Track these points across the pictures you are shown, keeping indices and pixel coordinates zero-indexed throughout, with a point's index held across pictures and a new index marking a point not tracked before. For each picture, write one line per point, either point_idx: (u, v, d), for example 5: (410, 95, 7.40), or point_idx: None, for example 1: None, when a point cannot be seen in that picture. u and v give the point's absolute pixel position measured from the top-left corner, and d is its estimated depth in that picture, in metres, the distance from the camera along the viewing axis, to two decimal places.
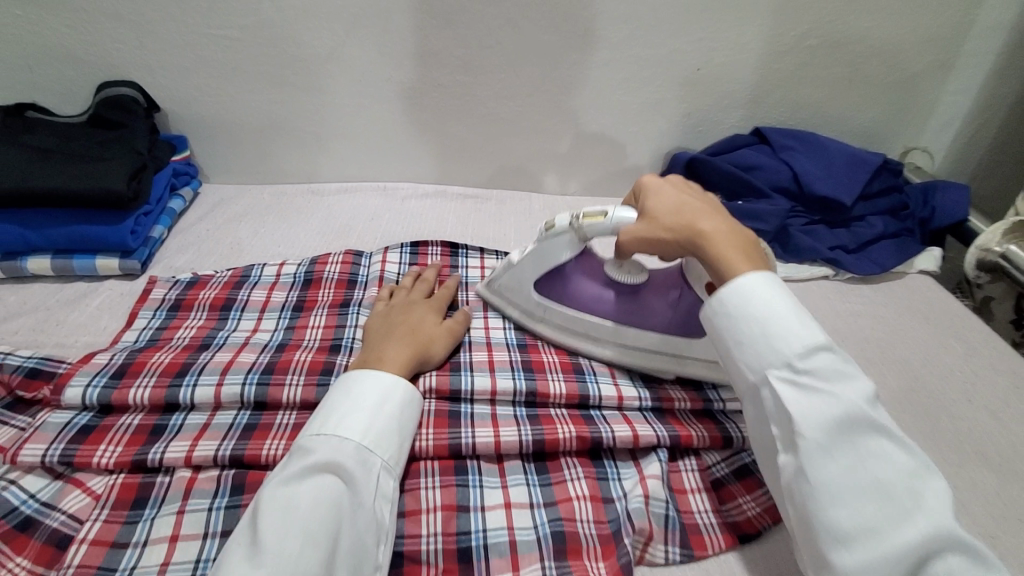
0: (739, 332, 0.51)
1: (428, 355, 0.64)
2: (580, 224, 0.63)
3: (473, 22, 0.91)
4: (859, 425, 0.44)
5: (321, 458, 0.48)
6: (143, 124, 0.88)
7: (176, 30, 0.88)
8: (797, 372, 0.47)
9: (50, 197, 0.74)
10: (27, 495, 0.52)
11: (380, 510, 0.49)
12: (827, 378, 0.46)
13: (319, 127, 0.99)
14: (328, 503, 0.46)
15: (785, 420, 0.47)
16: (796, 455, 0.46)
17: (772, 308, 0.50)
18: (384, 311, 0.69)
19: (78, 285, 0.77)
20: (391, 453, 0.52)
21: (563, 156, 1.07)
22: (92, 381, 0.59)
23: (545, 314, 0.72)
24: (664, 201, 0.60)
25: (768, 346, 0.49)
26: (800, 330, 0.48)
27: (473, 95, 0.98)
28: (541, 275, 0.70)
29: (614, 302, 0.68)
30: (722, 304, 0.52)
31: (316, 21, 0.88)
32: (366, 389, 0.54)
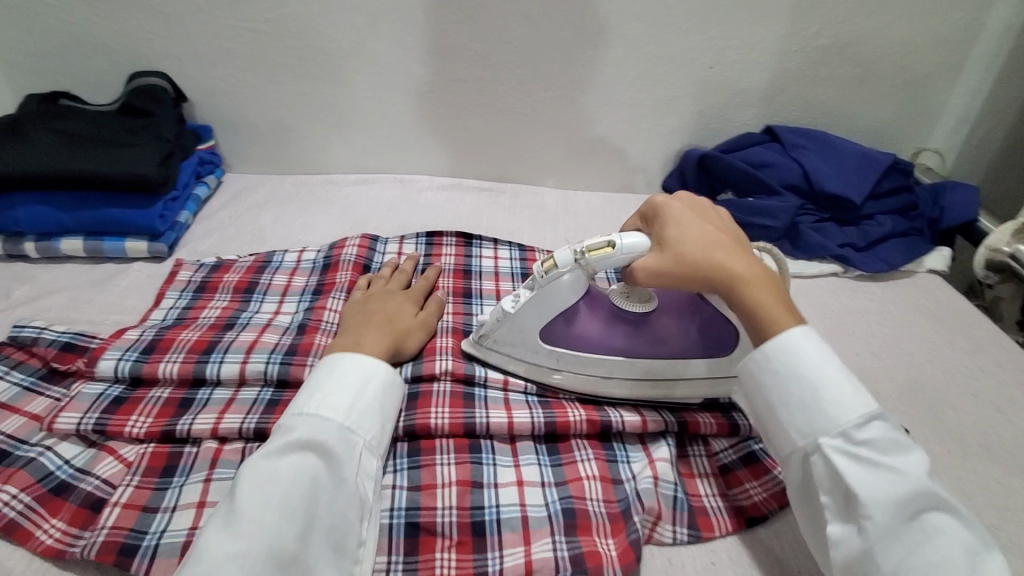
0: (791, 397, 0.51)
1: (404, 346, 0.66)
2: (588, 258, 0.59)
3: (491, 18, 0.93)
4: (920, 501, 0.45)
5: (303, 436, 0.48)
6: (171, 113, 0.91)
7: (204, 23, 0.90)
8: (853, 442, 0.48)
9: (84, 181, 0.77)
10: (62, 461, 0.54)
11: (364, 488, 0.50)
12: (884, 450, 0.48)
13: (339, 119, 1.01)
14: (309, 478, 0.46)
15: (844, 490, 0.47)
16: (857, 528, 0.46)
17: (826, 377, 0.51)
18: (360, 300, 0.70)
19: (108, 266, 0.79)
20: (373, 434, 0.53)
21: (577, 151, 1.08)
22: (123, 355, 0.61)
23: (556, 362, 0.65)
24: (694, 232, 0.59)
25: (823, 414, 0.50)
26: (852, 397, 0.50)
27: (490, 89, 1.00)
28: (546, 321, 0.64)
29: (631, 335, 0.64)
30: (774, 369, 0.53)
31: (339, 15, 0.91)
32: (348, 371, 0.55)
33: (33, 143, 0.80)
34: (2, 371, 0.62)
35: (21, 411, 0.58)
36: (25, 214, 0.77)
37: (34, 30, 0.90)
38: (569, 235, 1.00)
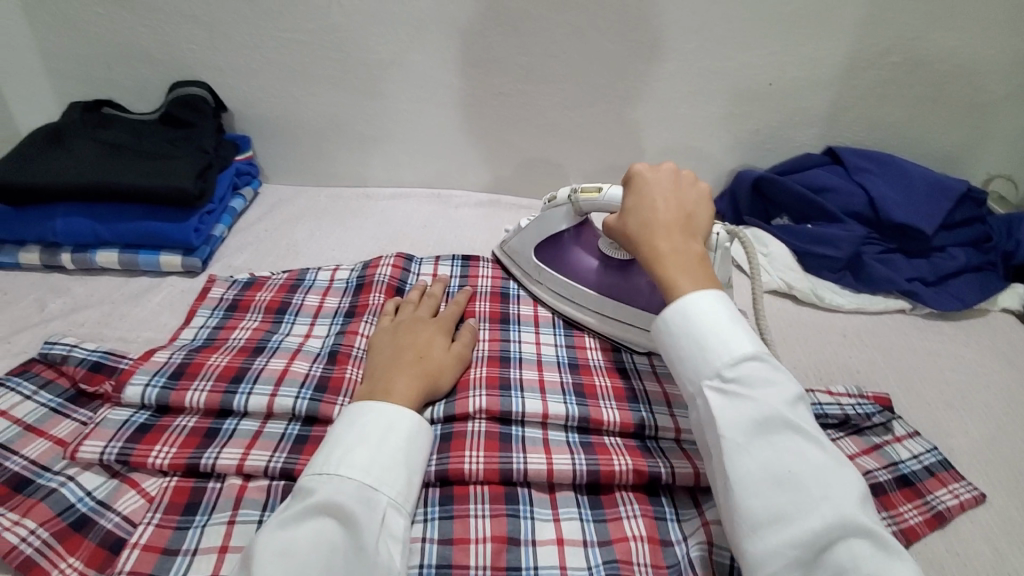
0: (678, 344, 0.52)
1: (436, 387, 0.61)
2: (577, 197, 0.73)
3: (538, 31, 0.89)
4: (775, 426, 0.45)
5: (321, 498, 0.45)
6: (211, 123, 0.90)
7: (246, 33, 0.89)
8: (725, 379, 0.48)
9: (121, 193, 0.76)
10: (83, 492, 0.52)
11: (389, 555, 0.45)
12: (751, 385, 0.46)
13: (376, 131, 0.99)
14: (326, 546, 0.43)
15: (710, 422, 0.47)
16: (716, 455, 0.46)
17: (703, 317, 0.51)
18: (390, 330, 0.66)
19: (143, 280, 0.78)
20: (398, 490, 0.48)
21: (622, 169, 1.03)
22: (151, 381, 0.59)
23: (540, 280, 0.79)
24: (636, 206, 0.62)
25: (702, 356, 0.49)
26: (731, 338, 0.49)
27: (534, 104, 0.96)
28: (543, 240, 0.79)
29: (601, 273, 0.75)
30: (664, 317, 0.53)
31: (382, 26, 0.88)
32: (369, 421, 0.51)
33: (74, 153, 0.79)
34: (30, 391, 0.60)
35: (46, 435, 0.56)
36: (63, 225, 0.76)
37: (77, 38, 0.89)
38: None
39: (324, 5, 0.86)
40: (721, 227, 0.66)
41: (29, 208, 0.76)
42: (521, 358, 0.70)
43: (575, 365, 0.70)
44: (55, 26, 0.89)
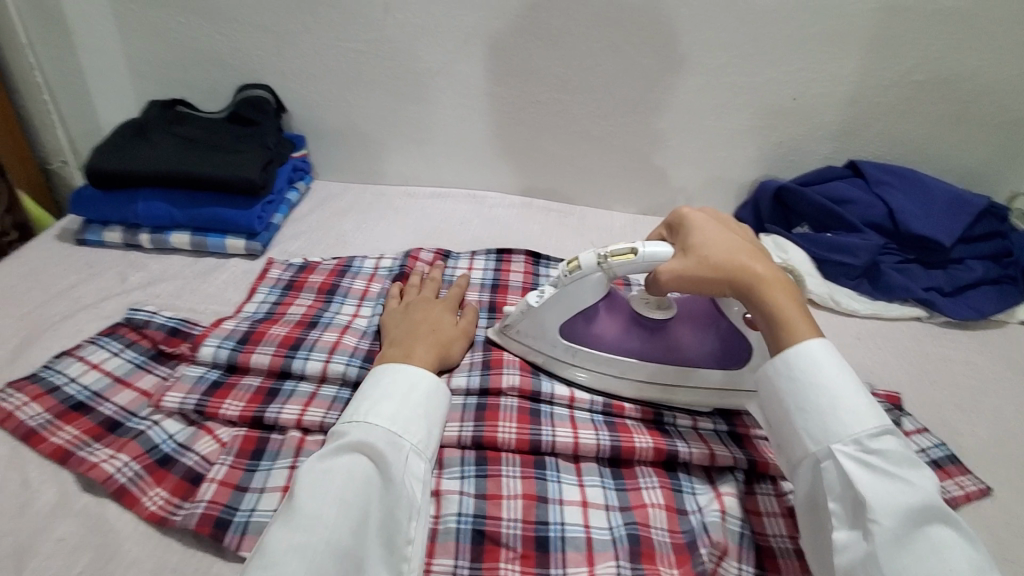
0: (806, 401, 0.53)
1: (448, 355, 0.68)
2: (610, 263, 0.62)
3: (576, 44, 0.96)
4: (927, 515, 0.46)
5: (353, 438, 0.51)
6: (273, 123, 0.98)
7: (309, 41, 0.97)
8: (867, 451, 0.49)
9: (196, 182, 0.84)
10: (166, 435, 0.59)
11: (412, 491, 0.51)
12: (895, 463, 0.48)
13: (421, 134, 1.06)
14: (358, 476, 0.49)
15: (854, 497, 0.48)
16: (867, 539, 0.46)
17: (838, 383, 0.52)
18: (401, 309, 0.73)
19: (209, 260, 0.86)
20: (421, 438, 0.54)
21: (650, 175, 1.09)
22: (222, 343, 0.67)
23: (573, 358, 0.68)
24: (714, 239, 0.61)
25: (837, 422, 0.50)
26: (864, 409, 0.51)
27: (568, 112, 1.02)
28: (566, 319, 0.67)
29: (649, 340, 0.67)
30: (791, 371, 0.54)
31: (432, 38, 0.96)
32: (394, 381, 0.57)
33: (155, 145, 0.89)
34: (117, 349, 0.68)
35: (133, 386, 0.64)
36: (144, 208, 0.84)
37: (158, 42, 0.99)
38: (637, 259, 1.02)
39: (380, 18, 0.95)
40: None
41: (114, 191, 0.85)
42: None
43: None
44: (138, 32, 0.98)
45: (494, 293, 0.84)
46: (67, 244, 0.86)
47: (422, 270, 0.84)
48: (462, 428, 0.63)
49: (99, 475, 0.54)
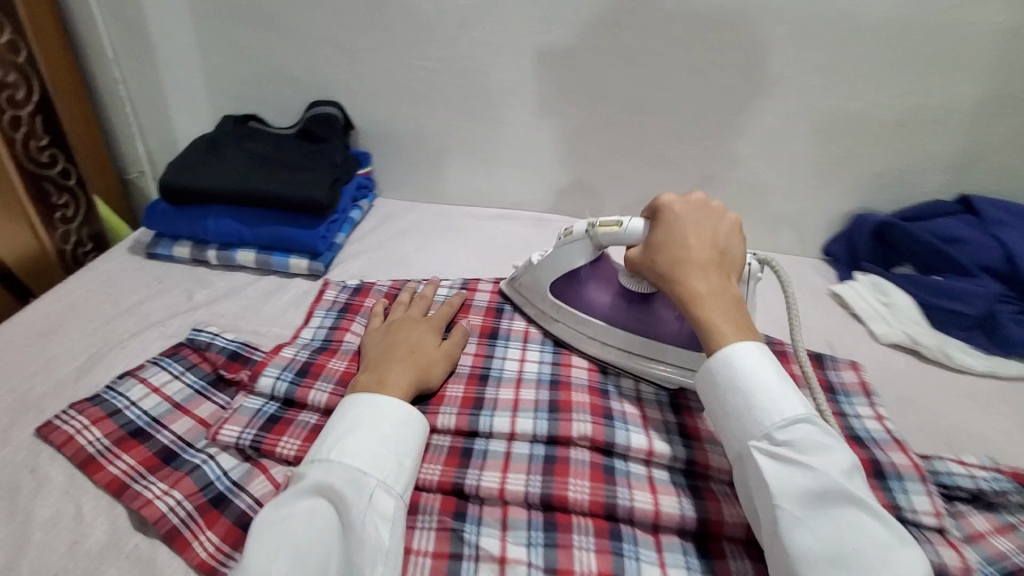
0: (725, 400, 0.54)
1: (428, 379, 0.64)
2: (596, 232, 0.66)
3: (657, 64, 0.89)
4: (833, 498, 0.46)
5: (311, 480, 0.48)
6: (340, 140, 0.97)
7: (379, 58, 0.95)
8: (776, 443, 0.50)
9: (265, 200, 0.83)
10: (221, 471, 0.57)
11: (376, 531, 0.48)
12: (804, 450, 0.48)
13: (487, 154, 1.02)
14: (317, 522, 0.46)
15: (763, 488, 0.49)
16: (773, 526, 0.48)
17: (754, 377, 0.53)
18: (383, 329, 0.69)
19: (272, 279, 0.85)
20: (391, 471, 0.51)
21: (730, 203, 1.01)
22: (281, 375, 0.64)
23: (558, 316, 0.74)
24: (670, 241, 0.62)
25: (750, 417, 0.52)
26: (779, 398, 0.51)
27: (645, 135, 0.96)
28: (558, 278, 0.73)
29: (626, 310, 0.69)
30: (711, 372, 0.55)
31: (504, 56, 0.92)
32: (360, 412, 0.54)
33: (226, 162, 0.88)
34: (178, 371, 0.66)
35: (191, 414, 0.62)
36: (214, 225, 0.84)
37: (233, 58, 0.99)
38: None
39: (454, 35, 0.91)
40: (753, 255, 0.66)
41: (186, 207, 0.85)
42: (620, 390, 0.68)
43: (675, 404, 0.67)
44: (214, 49, 0.98)
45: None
46: (139, 257, 0.87)
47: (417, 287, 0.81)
48: (529, 482, 0.57)
49: (152, 513, 0.52)
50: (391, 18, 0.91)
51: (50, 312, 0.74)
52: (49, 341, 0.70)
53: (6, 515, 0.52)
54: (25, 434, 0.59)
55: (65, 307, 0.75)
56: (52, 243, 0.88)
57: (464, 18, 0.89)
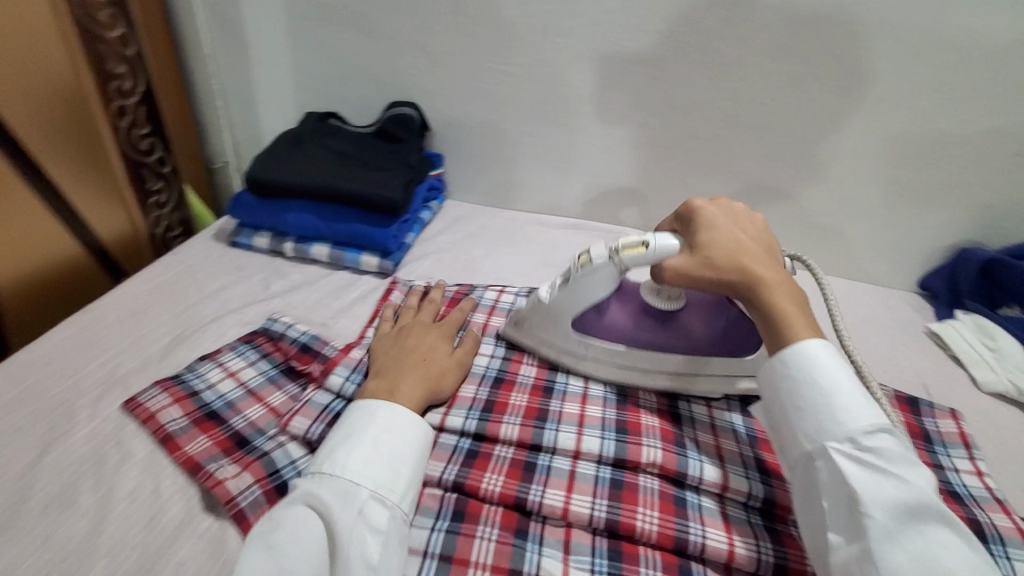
0: (802, 400, 0.51)
1: (440, 389, 0.62)
2: (620, 256, 0.60)
3: (751, 77, 0.85)
4: (925, 512, 0.43)
5: (303, 493, 0.48)
6: (417, 142, 0.98)
7: (461, 62, 0.95)
8: (861, 448, 0.47)
9: (343, 197, 0.85)
10: (289, 460, 0.57)
11: (364, 544, 0.46)
12: (891, 460, 0.46)
13: (559, 162, 1.01)
14: (304, 536, 0.46)
15: (846, 494, 0.45)
16: (859, 537, 0.44)
17: (836, 380, 0.50)
18: (392, 335, 0.68)
19: (344, 274, 0.86)
20: (384, 480, 0.50)
21: (815, 227, 0.95)
22: (349, 377, 0.63)
23: (585, 351, 0.67)
24: (720, 236, 0.59)
25: (832, 418, 0.49)
26: (859, 403, 0.49)
27: (729, 150, 0.92)
28: (577, 313, 0.66)
29: (659, 329, 0.66)
30: (788, 370, 0.52)
31: (589, 64, 0.90)
32: (356, 423, 0.53)
33: (308, 158, 0.91)
34: (252, 359, 0.68)
35: (263, 401, 0.63)
36: (294, 218, 0.86)
37: (320, 57, 1.02)
38: None
39: (538, 41, 0.90)
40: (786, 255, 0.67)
41: (269, 199, 0.88)
42: (694, 419, 0.65)
43: (752, 436, 0.63)
44: (302, 47, 1.01)
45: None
46: (222, 244, 0.91)
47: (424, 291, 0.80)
48: (594, 505, 0.54)
49: (222, 495, 0.52)
50: (477, 22, 0.91)
51: (141, 292, 0.78)
52: (138, 321, 0.73)
53: (91, 484, 0.54)
54: (110, 408, 0.61)
55: (154, 288, 0.79)
56: (144, 225, 0.93)
57: (550, 24, 0.88)
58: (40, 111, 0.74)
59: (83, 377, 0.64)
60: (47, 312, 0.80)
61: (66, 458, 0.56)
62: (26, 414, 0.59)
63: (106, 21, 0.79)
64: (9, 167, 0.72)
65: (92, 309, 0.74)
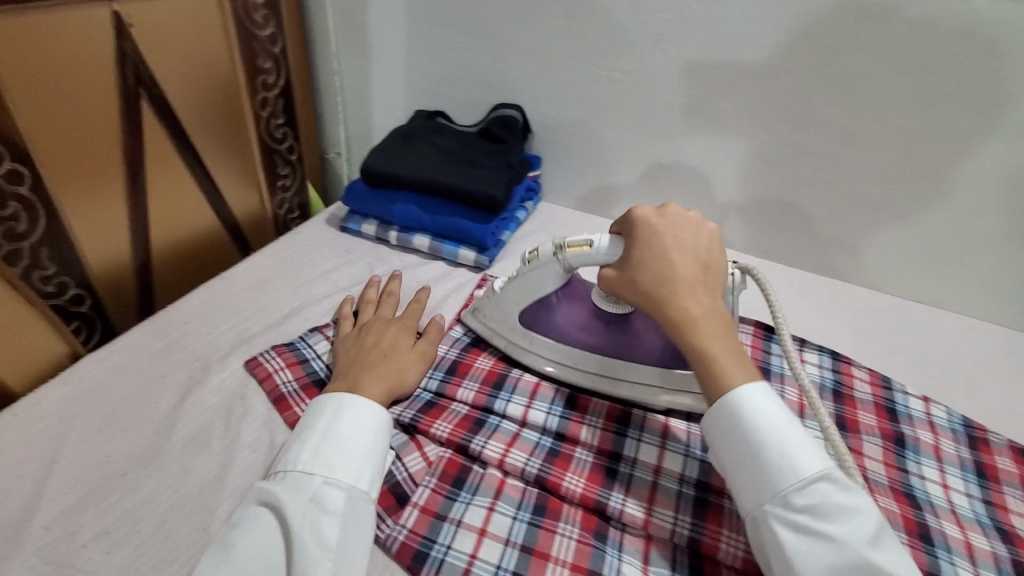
0: (734, 454, 0.49)
1: (402, 381, 0.63)
2: (564, 253, 0.61)
3: (879, 93, 0.79)
4: (859, 574, 0.42)
5: (259, 491, 0.49)
6: (518, 143, 1.00)
7: (566, 66, 0.96)
8: (793, 509, 0.45)
9: (447, 192, 0.89)
10: None
11: (320, 527, 0.47)
12: (823, 517, 0.44)
13: (657, 171, 0.99)
14: (262, 529, 0.47)
15: (781, 560, 0.45)
16: None
17: (764, 432, 0.48)
18: (354, 334, 0.68)
19: (441, 265, 0.91)
20: (338, 464, 0.50)
21: (936, 258, 0.88)
22: (432, 373, 0.68)
23: (529, 344, 0.68)
24: (649, 259, 0.55)
25: (762, 476, 0.47)
26: (792, 452, 0.47)
27: (846, 169, 0.86)
28: (525, 306, 0.67)
29: (608, 334, 0.66)
30: (715, 423, 0.51)
31: (699, 73, 0.87)
32: (310, 420, 0.54)
33: (418, 153, 0.96)
34: None
35: None
36: (400, 209, 0.92)
37: (430, 58, 1.06)
38: (898, 355, 0.83)
39: (648, 49, 0.89)
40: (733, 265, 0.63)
41: (379, 190, 0.94)
42: None
43: None
44: (416, 48, 1.06)
45: (840, 405, 0.71)
46: (333, 228, 0.98)
47: (382, 282, 0.80)
48: (677, 521, 0.53)
49: None
50: (587, 28, 0.91)
51: (265, 266, 0.86)
52: (262, 291, 0.81)
53: (221, 432, 0.60)
54: (237, 365, 0.68)
55: (276, 263, 0.88)
56: (272, 207, 1.01)
57: (662, 32, 0.86)
58: (200, 99, 0.83)
59: (216, 337, 0.72)
60: (187, 280, 0.89)
61: (201, 405, 0.63)
62: (169, 365, 0.67)
63: (260, 21, 0.87)
64: (173, 148, 0.81)
65: (225, 277, 0.83)
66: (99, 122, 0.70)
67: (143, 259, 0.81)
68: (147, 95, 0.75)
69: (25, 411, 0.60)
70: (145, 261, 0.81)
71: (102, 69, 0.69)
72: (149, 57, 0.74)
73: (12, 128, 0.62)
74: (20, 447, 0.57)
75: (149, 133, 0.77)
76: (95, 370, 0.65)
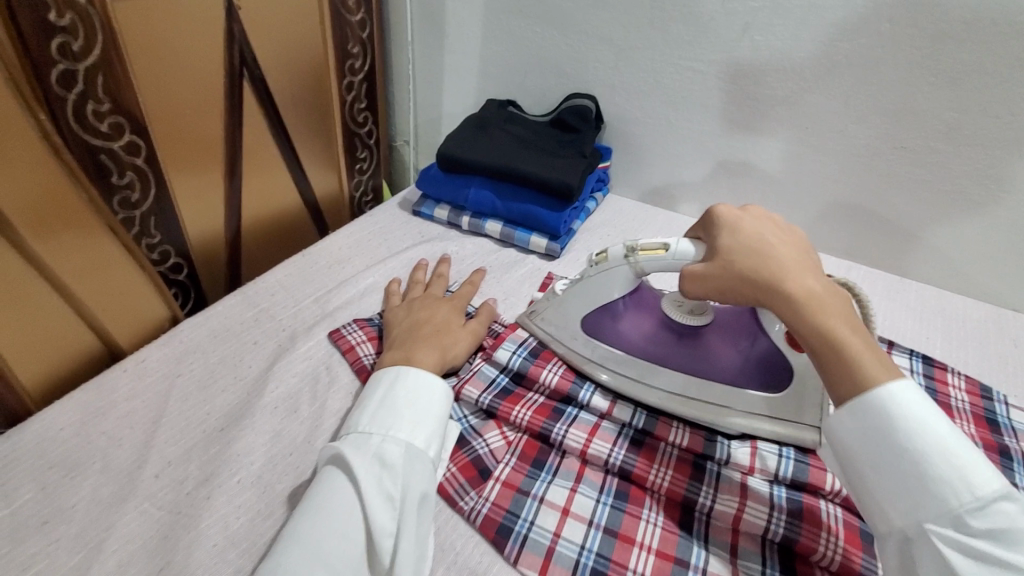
0: (887, 464, 0.43)
1: (453, 356, 0.65)
2: (637, 257, 0.59)
3: (994, 86, 0.74)
4: None
5: (327, 453, 0.51)
6: (592, 132, 0.98)
7: (651, 57, 0.93)
8: (968, 532, 0.39)
9: (522, 179, 0.89)
10: (463, 414, 0.63)
11: (382, 479, 0.48)
12: (1012, 546, 0.37)
13: (734, 166, 0.96)
14: (330, 485, 0.48)
15: None
16: None
17: (926, 442, 0.42)
18: (405, 308, 0.71)
19: (512, 252, 0.92)
20: (393, 424, 0.51)
21: None
22: (517, 350, 0.67)
23: (592, 352, 0.65)
24: (744, 239, 0.52)
25: (928, 492, 0.41)
26: (967, 467, 0.40)
27: (947, 167, 0.81)
28: (589, 311, 0.65)
29: (670, 345, 0.62)
30: (858, 420, 0.44)
31: (789, 64, 0.84)
32: (370, 391, 0.56)
33: (495, 140, 0.97)
34: None
35: None
36: (473, 195, 0.93)
37: (505, 49, 1.05)
38: (1000, 365, 0.78)
39: (734, 38, 0.86)
40: None
41: (455, 175, 0.96)
42: None
43: None
44: (490, 38, 1.05)
45: None
46: (406, 212, 1.00)
47: (430, 266, 0.83)
48: (771, 519, 0.51)
49: None
50: (669, 16, 0.88)
51: (343, 246, 0.89)
52: (341, 268, 0.84)
53: (308, 398, 0.62)
54: (322, 335, 0.70)
55: (354, 243, 0.90)
56: (348, 189, 1.05)
57: (751, 20, 0.83)
58: (293, 83, 0.86)
59: (302, 309, 0.75)
60: (269, 259, 0.94)
61: (290, 370, 0.65)
62: (258, 333, 0.70)
63: (352, 6, 0.91)
64: (267, 127, 0.84)
65: (307, 254, 0.86)
66: (206, 100, 0.74)
67: (235, 233, 0.85)
68: (249, 76, 0.79)
69: (133, 368, 0.64)
70: (236, 236, 0.85)
71: (213, 50, 0.72)
72: (253, 39, 0.78)
73: (135, 102, 0.66)
74: (131, 400, 0.61)
75: (248, 113, 0.80)
76: (193, 334, 0.69)
